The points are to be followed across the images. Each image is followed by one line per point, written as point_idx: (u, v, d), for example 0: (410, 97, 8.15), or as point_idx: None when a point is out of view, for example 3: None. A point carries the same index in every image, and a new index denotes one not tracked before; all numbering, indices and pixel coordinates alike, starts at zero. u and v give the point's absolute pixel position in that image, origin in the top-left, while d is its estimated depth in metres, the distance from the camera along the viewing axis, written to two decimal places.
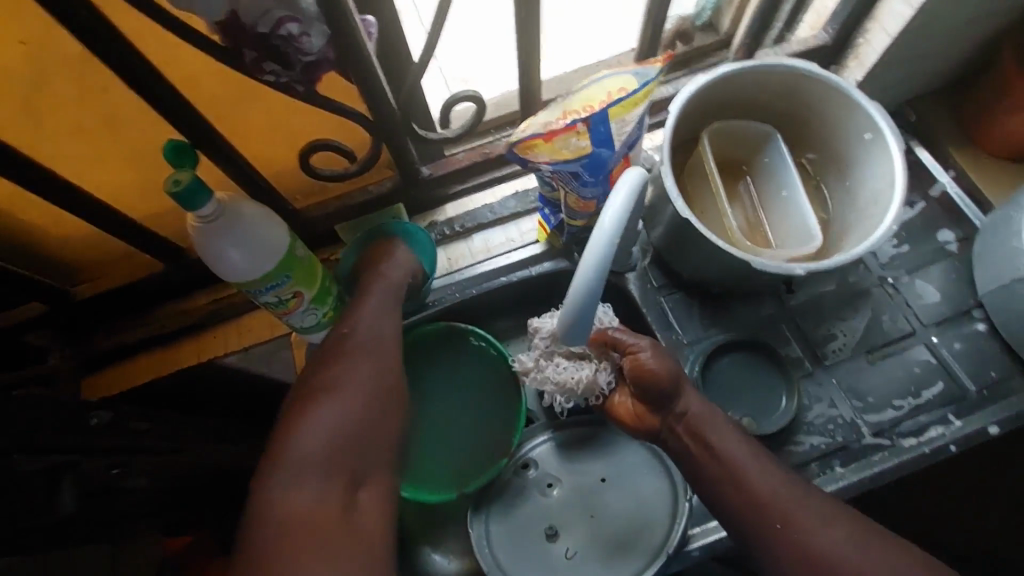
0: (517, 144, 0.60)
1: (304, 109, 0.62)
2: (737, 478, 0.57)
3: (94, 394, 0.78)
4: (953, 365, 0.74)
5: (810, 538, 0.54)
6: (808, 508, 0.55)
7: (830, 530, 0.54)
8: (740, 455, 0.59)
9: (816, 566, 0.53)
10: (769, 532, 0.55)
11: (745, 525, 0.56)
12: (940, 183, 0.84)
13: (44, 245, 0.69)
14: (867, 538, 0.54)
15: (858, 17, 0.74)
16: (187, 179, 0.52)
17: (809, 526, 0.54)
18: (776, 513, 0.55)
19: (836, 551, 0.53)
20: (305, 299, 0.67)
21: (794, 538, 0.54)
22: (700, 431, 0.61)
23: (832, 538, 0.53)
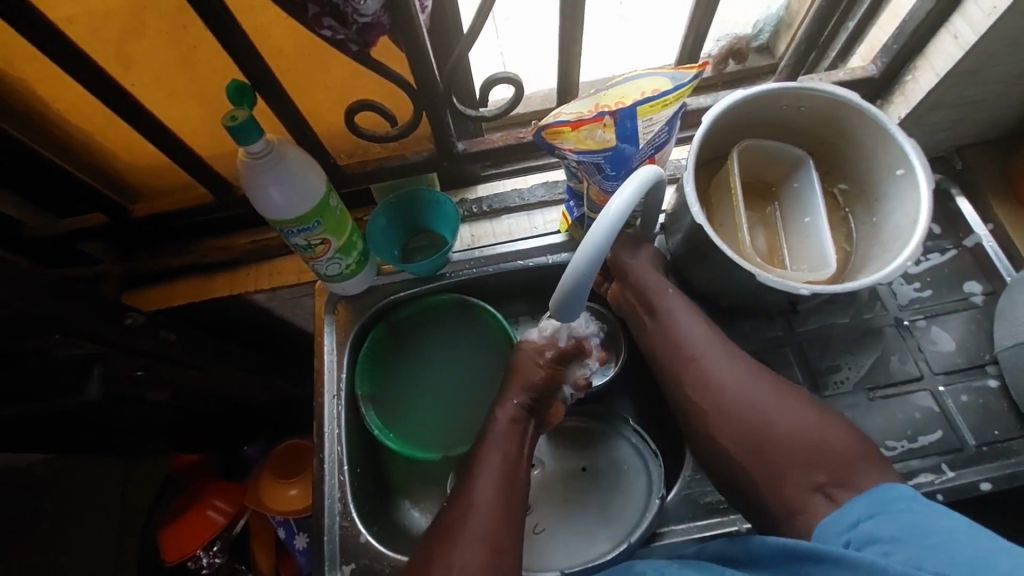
0: (546, 128, 0.63)
1: (358, 71, 0.67)
2: (662, 320, 0.65)
3: (137, 303, 0.85)
4: (956, 417, 0.73)
5: (713, 370, 0.61)
6: (717, 348, 0.63)
7: (733, 368, 0.62)
8: (674, 312, 0.65)
9: (715, 391, 0.61)
10: (677, 363, 0.63)
11: (663, 358, 0.64)
12: (976, 234, 0.82)
13: (114, 165, 0.76)
14: (762, 377, 0.61)
15: (909, 54, 0.74)
16: (242, 116, 0.57)
17: (715, 362, 0.62)
18: (690, 352, 0.63)
19: (734, 381, 0.61)
20: (331, 247, 0.71)
21: (700, 368, 0.62)
22: (639, 285, 0.67)
23: (731, 370, 0.61)
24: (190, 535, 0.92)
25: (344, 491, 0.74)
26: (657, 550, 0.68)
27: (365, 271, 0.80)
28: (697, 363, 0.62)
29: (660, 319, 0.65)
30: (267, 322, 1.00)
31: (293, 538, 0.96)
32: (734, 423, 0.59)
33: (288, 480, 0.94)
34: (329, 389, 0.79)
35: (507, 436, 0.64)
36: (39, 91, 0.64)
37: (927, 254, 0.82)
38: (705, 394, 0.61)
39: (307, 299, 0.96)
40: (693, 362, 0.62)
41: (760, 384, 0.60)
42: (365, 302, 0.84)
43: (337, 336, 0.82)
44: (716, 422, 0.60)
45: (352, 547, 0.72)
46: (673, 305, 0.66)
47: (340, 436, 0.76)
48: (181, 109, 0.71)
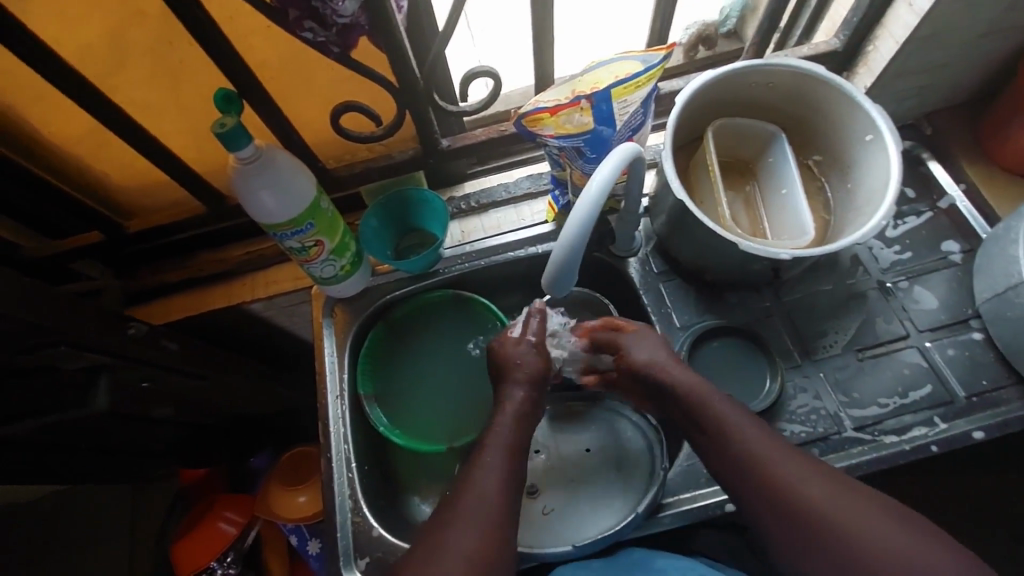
0: (525, 116, 0.66)
1: (341, 75, 0.70)
2: (736, 447, 0.59)
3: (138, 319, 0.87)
4: (944, 371, 0.74)
5: (793, 488, 0.55)
6: (791, 462, 0.57)
7: (811, 480, 0.55)
8: (754, 440, 0.59)
9: (796, 512, 0.54)
10: (749, 483, 0.57)
11: (734, 485, 0.59)
12: (949, 195, 0.84)
13: (107, 183, 0.78)
14: (844, 488, 0.55)
15: (868, 26, 0.77)
16: (230, 122, 0.58)
17: (790, 476, 0.56)
18: (769, 465, 0.57)
19: (816, 504, 0.54)
20: (325, 248, 0.73)
21: (777, 486, 0.56)
22: (693, 405, 0.63)
23: (811, 487, 0.55)
24: (203, 548, 0.93)
25: (354, 487, 0.75)
26: (662, 519, 0.70)
27: (358, 272, 0.82)
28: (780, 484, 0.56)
29: (733, 453, 0.59)
30: (265, 331, 1.01)
31: (306, 544, 0.95)
32: (825, 547, 0.53)
33: (297, 486, 0.94)
34: (331, 390, 0.80)
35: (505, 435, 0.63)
36: (31, 113, 0.65)
37: (904, 217, 0.84)
38: (784, 512, 0.55)
39: (304, 306, 0.97)
40: (764, 477, 0.57)
41: (847, 498, 0.54)
42: (361, 303, 0.85)
43: (336, 339, 0.83)
44: (805, 544, 0.54)
45: (365, 541, 0.72)
46: (747, 426, 0.60)
47: (346, 433, 0.78)
48: (172, 125, 0.73)
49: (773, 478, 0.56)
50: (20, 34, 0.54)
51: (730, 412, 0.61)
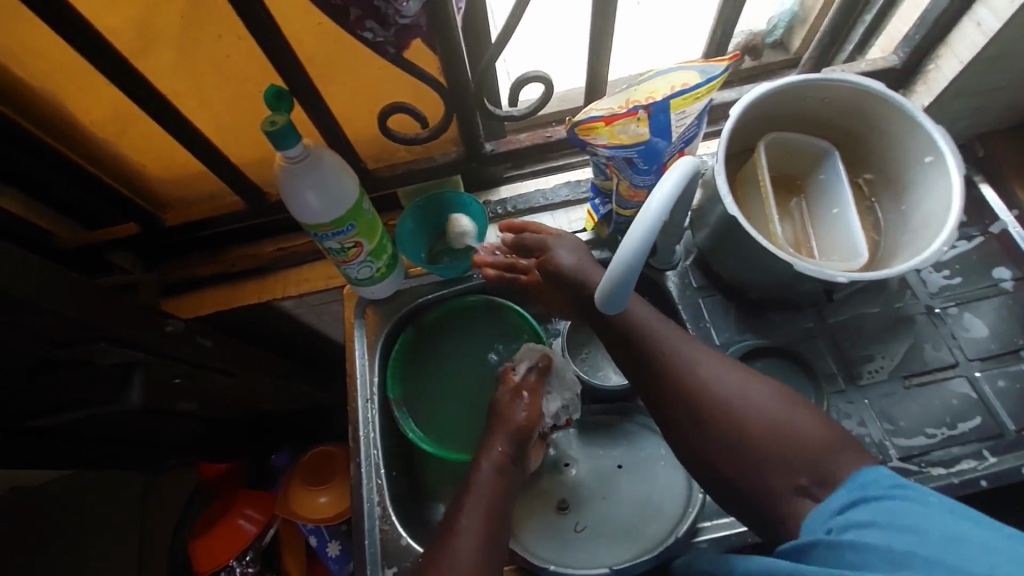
0: (578, 125, 0.64)
1: (390, 75, 0.68)
2: (686, 384, 0.59)
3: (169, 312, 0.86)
4: (994, 403, 0.72)
5: (710, 388, 0.59)
6: (712, 365, 0.60)
7: (730, 379, 0.59)
8: (708, 382, 0.59)
9: (707, 408, 0.58)
10: (667, 398, 0.60)
11: (653, 394, 0.61)
12: (1002, 220, 0.82)
13: (146, 173, 0.77)
14: (756, 379, 0.60)
15: (930, 43, 0.74)
16: (281, 121, 0.57)
17: (706, 378, 0.59)
18: (719, 404, 0.58)
19: (724, 392, 0.58)
20: (363, 250, 0.72)
21: (691, 387, 0.59)
22: (605, 312, 0.64)
23: (724, 380, 0.59)
24: (224, 543, 0.93)
25: (382, 494, 0.73)
26: (699, 543, 0.69)
27: (393, 275, 0.80)
28: (734, 425, 0.57)
29: (683, 395, 0.59)
30: (292, 328, 1.00)
31: (326, 546, 0.94)
32: (772, 474, 0.55)
33: (318, 487, 0.93)
34: (362, 393, 0.79)
35: (489, 480, 0.63)
36: (80, 102, 0.65)
37: (955, 242, 0.82)
38: (699, 408, 0.58)
39: (333, 305, 0.96)
40: (686, 385, 0.59)
41: (761, 393, 0.59)
42: (393, 305, 0.84)
43: (366, 340, 0.82)
44: (718, 435, 0.58)
45: (393, 550, 0.71)
46: (703, 370, 0.60)
47: (377, 438, 0.76)
48: (216, 119, 0.72)
49: (721, 415, 0.58)
50: (77, 24, 0.53)
51: (683, 354, 0.61)
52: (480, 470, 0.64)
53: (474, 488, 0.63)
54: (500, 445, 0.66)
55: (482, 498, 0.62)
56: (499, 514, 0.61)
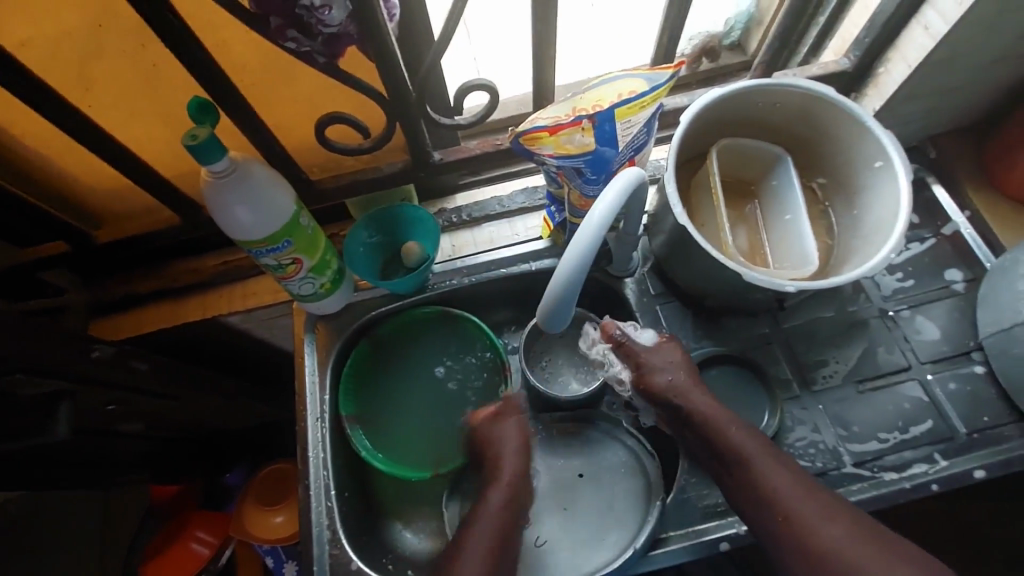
0: (523, 135, 0.62)
1: (326, 83, 0.66)
2: (753, 479, 0.60)
3: (101, 335, 0.83)
4: (945, 406, 0.73)
5: (814, 527, 0.57)
6: (812, 504, 0.58)
7: (834, 526, 0.57)
8: (782, 483, 0.59)
9: (813, 547, 0.56)
10: (772, 536, 0.59)
11: (754, 521, 0.60)
12: (953, 222, 0.82)
13: (73, 189, 0.73)
14: (863, 531, 0.57)
15: (880, 46, 0.74)
16: (203, 134, 0.54)
17: (812, 518, 0.57)
18: (788, 504, 0.58)
19: (831, 547, 0.56)
20: (303, 266, 0.69)
21: (799, 528, 0.57)
22: (711, 437, 0.64)
23: (830, 526, 0.57)
24: (175, 569, 0.89)
25: (332, 517, 0.71)
26: (659, 556, 0.67)
27: (339, 290, 0.78)
28: (802, 527, 0.57)
29: (753, 491, 0.60)
30: (244, 342, 0.96)
31: (282, 567, 0.92)
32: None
33: (273, 506, 0.91)
34: (311, 412, 0.76)
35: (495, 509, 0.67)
36: None
37: (908, 244, 0.82)
38: (801, 537, 0.57)
39: (285, 318, 0.93)
40: (785, 517, 0.58)
41: (863, 543, 0.56)
42: (343, 320, 0.81)
43: (317, 356, 0.79)
44: (818, 561, 0.56)
45: (343, 574, 0.69)
46: (793, 497, 0.58)
47: (326, 459, 0.74)
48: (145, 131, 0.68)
49: (790, 518, 0.58)
50: None
51: (751, 450, 0.62)
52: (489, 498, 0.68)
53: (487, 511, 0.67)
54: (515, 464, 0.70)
55: (490, 524, 0.65)
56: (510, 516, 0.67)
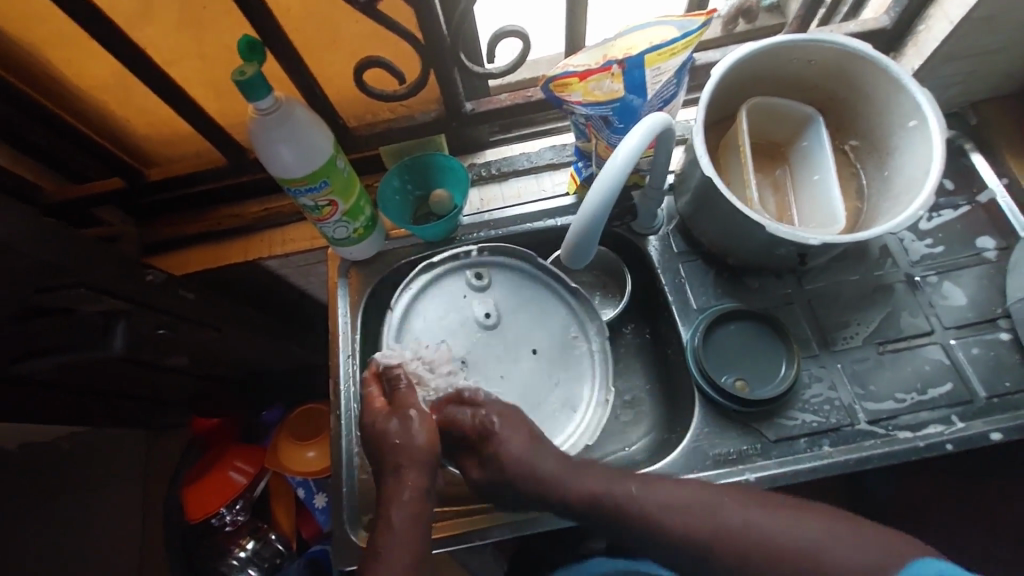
0: (552, 81, 0.64)
1: (366, 29, 0.68)
2: (553, 488, 0.62)
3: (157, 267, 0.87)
4: (967, 369, 0.72)
5: (636, 503, 0.60)
6: (671, 489, 0.60)
7: (665, 494, 0.60)
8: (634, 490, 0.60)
9: (709, 543, 0.58)
10: (683, 548, 0.58)
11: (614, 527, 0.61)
12: (990, 189, 0.81)
13: (129, 128, 0.78)
14: (739, 497, 0.60)
15: (921, 2, 0.73)
16: (250, 71, 0.57)
17: (651, 501, 0.59)
18: (629, 503, 0.60)
19: (712, 538, 0.58)
20: (338, 209, 0.72)
21: (645, 519, 0.59)
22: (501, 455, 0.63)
23: (671, 510, 0.59)
24: (215, 494, 0.95)
25: (361, 446, 0.75)
26: None
27: (372, 236, 0.81)
28: (698, 517, 0.58)
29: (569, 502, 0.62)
30: (281, 288, 1.02)
31: (313, 497, 1.00)
32: (782, 567, 0.56)
33: (306, 442, 0.97)
34: (344, 349, 0.80)
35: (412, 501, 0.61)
36: (57, 52, 0.65)
37: (939, 210, 0.81)
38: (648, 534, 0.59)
39: (320, 266, 0.97)
40: (609, 507, 0.60)
41: (760, 511, 0.58)
42: (376, 266, 0.85)
43: (349, 299, 0.83)
44: (715, 543, 0.57)
45: (369, 498, 0.73)
46: (635, 490, 0.60)
47: (356, 392, 0.78)
48: (196, 73, 0.72)
49: (652, 519, 0.59)
50: None
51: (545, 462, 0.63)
52: (392, 518, 0.60)
53: (394, 522, 0.59)
54: (422, 440, 0.63)
55: (408, 509, 0.60)
56: (417, 521, 0.60)
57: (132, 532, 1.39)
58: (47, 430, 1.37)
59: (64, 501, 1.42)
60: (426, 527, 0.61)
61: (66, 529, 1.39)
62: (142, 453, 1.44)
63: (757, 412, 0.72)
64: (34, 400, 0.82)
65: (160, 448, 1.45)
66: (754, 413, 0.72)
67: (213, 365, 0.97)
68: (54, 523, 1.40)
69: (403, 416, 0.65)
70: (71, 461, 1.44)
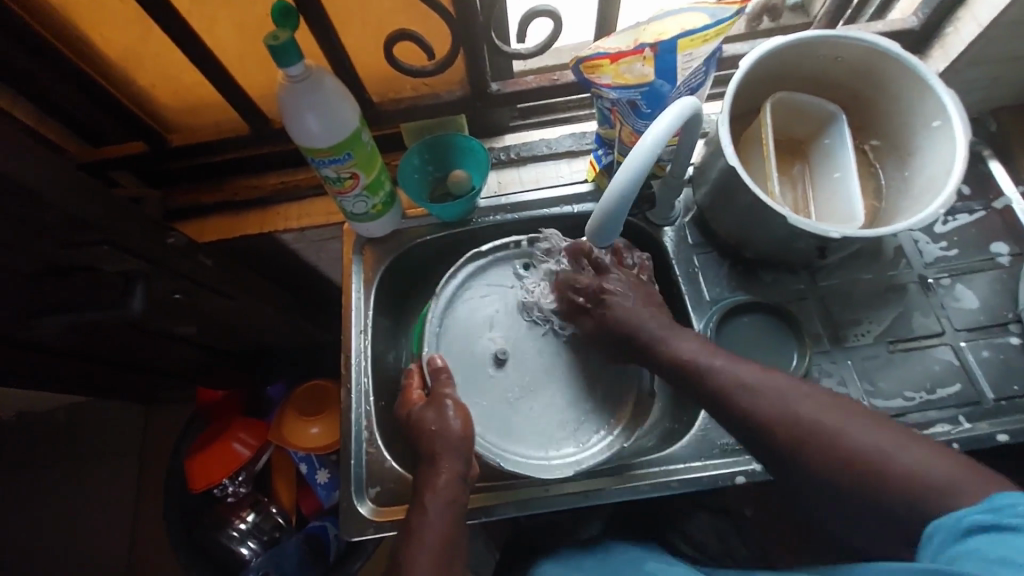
0: (585, 60, 0.65)
1: (399, 2, 0.68)
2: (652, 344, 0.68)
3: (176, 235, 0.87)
4: (976, 371, 0.73)
5: (794, 405, 0.59)
6: (810, 401, 0.59)
7: (828, 417, 0.58)
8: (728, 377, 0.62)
9: (797, 438, 0.58)
10: (811, 453, 0.57)
11: (799, 458, 0.58)
12: (1006, 196, 0.81)
13: (153, 92, 0.78)
14: (857, 413, 0.58)
15: (950, 5, 0.73)
16: (284, 36, 0.57)
17: (838, 421, 0.57)
18: (782, 423, 0.59)
19: (867, 450, 0.55)
20: (360, 182, 0.72)
21: (830, 437, 0.57)
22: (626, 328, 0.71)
23: (819, 407, 0.59)
24: (218, 465, 0.96)
25: (371, 420, 0.76)
26: (671, 483, 0.70)
27: (389, 213, 0.81)
28: (769, 402, 0.60)
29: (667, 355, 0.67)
30: (292, 263, 1.02)
31: (316, 473, 0.99)
32: (865, 488, 0.55)
33: (311, 417, 0.97)
34: (356, 325, 0.80)
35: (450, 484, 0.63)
36: (90, 11, 0.65)
37: (955, 214, 0.82)
38: (818, 444, 0.57)
39: (333, 242, 0.97)
40: (783, 429, 0.59)
41: (865, 422, 0.57)
42: (391, 244, 0.84)
43: (364, 276, 0.83)
44: (829, 445, 0.57)
45: (377, 471, 0.73)
46: (774, 398, 0.60)
47: (367, 367, 0.78)
48: (226, 40, 0.72)
49: (783, 436, 0.59)
50: None
51: (640, 311, 0.70)
52: (428, 508, 0.62)
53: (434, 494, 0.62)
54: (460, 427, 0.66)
55: (441, 500, 0.62)
56: (453, 506, 0.62)
57: (127, 505, 1.39)
58: (45, 399, 1.37)
59: (59, 472, 1.41)
60: (460, 511, 0.63)
61: (61, 500, 1.39)
62: (139, 427, 1.44)
63: None
64: (44, 360, 0.81)
65: (158, 420, 1.44)
66: None
67: (221, 336, 0.97)
68: (48, 493, 1.39)
69: (439, 406, 0.68)
70: (68, 432, 1.43)
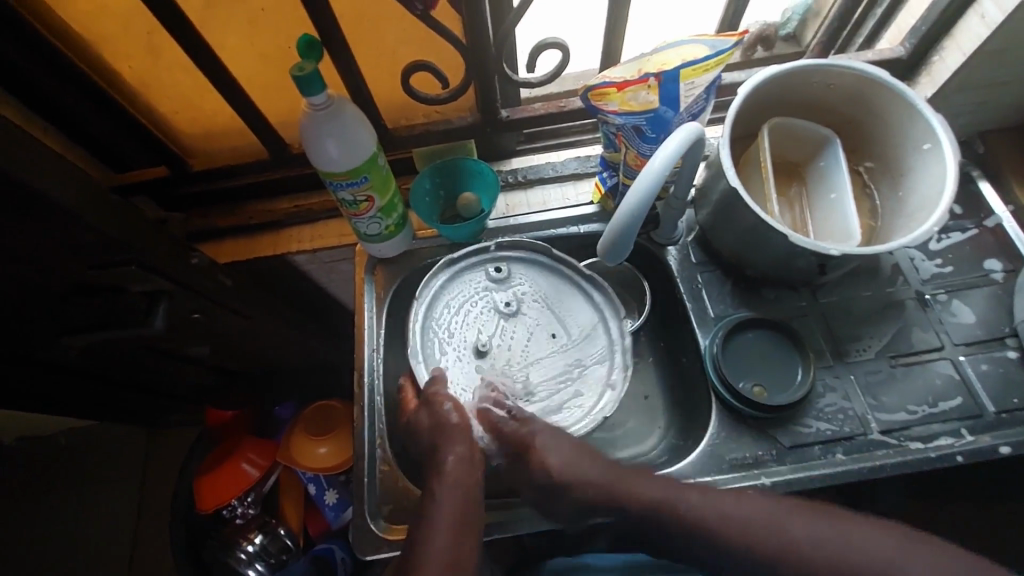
0: (591, 90, 0.68)
1: (416, 34, 0.72)
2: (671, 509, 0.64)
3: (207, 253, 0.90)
4: (975, 385, 0.75)
5: (772, 541, 0.62)
6: (788, 512, 0.63)
7: (808, 526, 0.62)
8: (689, 501, 0.64)
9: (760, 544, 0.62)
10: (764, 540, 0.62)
11: (759, 549, 0.62)
12: (996, 215, 0.84)
13: (177, 120, 0.81)
14: (800, 510, 0.63)
15: (936, 36, 0.78)
16: (309, 67, 0.60)
17: (802, 529, 0.62)
18: (766, 547, 0.62)
19: (822, 545, 0.61)
20: (374, 205, 0.75)
21: (798, 546, 0.61)
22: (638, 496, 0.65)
23: (810, 532, 0.62)
24: (228, 486, 0.96)
25: (384, 438, 0.77)
26: None
27: (401, 234, 0.83)
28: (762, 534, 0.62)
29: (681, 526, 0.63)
30: (303, 285, 1.03)
31: (324, 494, 1.00)
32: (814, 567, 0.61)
33: (320, 438, 0.97)
34: (369, 342, 0.82)
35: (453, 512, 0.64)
36: (123, 44, 0.68)
37: (948, 233, 0.85)
38: (789, 556, 0.61)
39: (344, 263, 0.99)
40: (762, 550, 0.62)
41: (815, 523, 0.62)
42: (402, 264, 0.87)
43: (376, 295, 0.85)
44: (807, 565, 0.61)
45: (391, 490, 0.74)
46: (733, 510, 0.63)
47: (380, 385, 0.80)
48: (250, 70, 0.75)
49: (759, 548, 0.62)
50: None
51: (726, 503, 0.63)
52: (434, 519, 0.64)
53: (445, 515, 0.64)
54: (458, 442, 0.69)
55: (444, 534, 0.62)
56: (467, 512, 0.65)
57: (127, 531, 1.37)
58: (48, 423, 1.36)
59: (60, 497, 1.40)
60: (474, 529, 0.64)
61: (61, 525, 1.37)
62: (142, 450, 1.43)
63: (768, 420, 0.74)
64: (60, 382, 0.83)
65: (161, 443, 1.44)
66: (764, 419, 0.74)
67: (231, 357, 0.98)
68: (48, 519, 1.38)
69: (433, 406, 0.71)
70: (69, 456, 1.43)
